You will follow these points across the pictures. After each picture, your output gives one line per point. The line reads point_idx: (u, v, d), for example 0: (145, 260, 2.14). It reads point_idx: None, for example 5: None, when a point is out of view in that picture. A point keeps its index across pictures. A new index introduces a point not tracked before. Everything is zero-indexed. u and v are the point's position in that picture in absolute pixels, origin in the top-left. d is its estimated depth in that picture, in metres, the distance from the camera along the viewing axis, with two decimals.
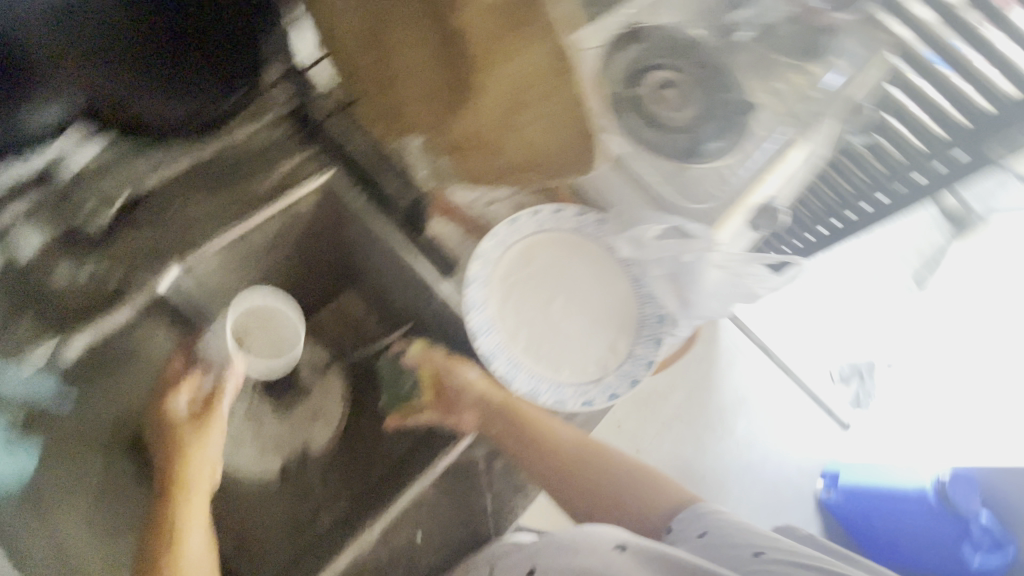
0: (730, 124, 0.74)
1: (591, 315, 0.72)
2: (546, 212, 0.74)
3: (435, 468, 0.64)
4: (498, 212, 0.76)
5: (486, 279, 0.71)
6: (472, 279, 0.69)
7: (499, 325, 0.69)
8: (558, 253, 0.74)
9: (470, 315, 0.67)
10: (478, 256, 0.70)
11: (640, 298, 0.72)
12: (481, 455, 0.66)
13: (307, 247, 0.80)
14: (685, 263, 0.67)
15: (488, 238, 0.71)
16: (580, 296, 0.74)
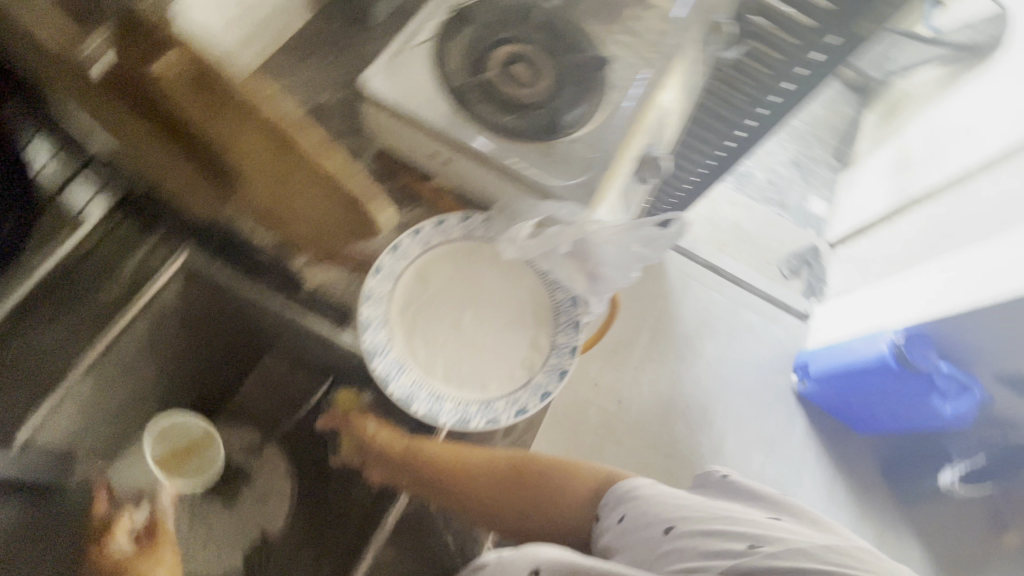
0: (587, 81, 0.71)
1: (502, 320, 0.69)
2: (427, 228, 0.70)
3: None
4: (382, 238, 0.72)
5: (384, 318, 0.66)
6: (368, 324, 0.65)
7: (411, 360, 0.65)
8: (440, 265, 0.70)
9: (375, 362, 0.63)
10: (368, 297, 0.65)
11: (548, 286, 0.70)
12: None
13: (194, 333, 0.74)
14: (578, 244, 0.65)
15: (373, 275, 0.66)
16: (479, 301, 0.70)
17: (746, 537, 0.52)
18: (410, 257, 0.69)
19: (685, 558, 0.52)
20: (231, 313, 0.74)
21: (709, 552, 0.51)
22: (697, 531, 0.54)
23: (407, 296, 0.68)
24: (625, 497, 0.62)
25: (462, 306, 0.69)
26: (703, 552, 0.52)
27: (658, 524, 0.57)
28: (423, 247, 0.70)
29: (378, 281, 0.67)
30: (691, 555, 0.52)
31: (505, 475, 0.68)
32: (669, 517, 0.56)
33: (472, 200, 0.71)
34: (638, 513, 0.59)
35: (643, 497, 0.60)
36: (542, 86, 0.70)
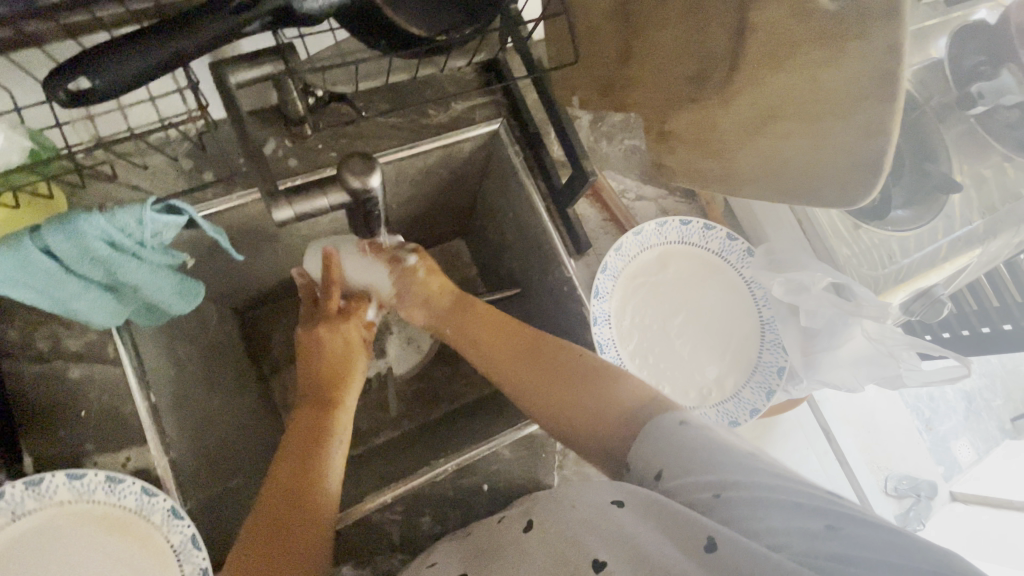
0: (920, 195, 0.70)
1: (705, 342, 0.69)
2: (696, 225, 0.70)
3: (512, 436, 0.64)
4: (647, 209, 0.75)
5: (617, 272, 0.69)
6: (605, 268, 0.68)
7: (617, 321, 0.68)
8: (682, 264, 0.71)
9: (594, 302, 0.66)
10: (619, 247, 0.68)
11: (764, 341, 0.67)
12: None
13: (454, 183, 0.81)
14: (837, 323, 0.63)
15: (633, 233, 0.68)
16: (697, 316, 0.70)
17: (817, 508, 0.39)
18: (671, 239, 0.70)
19: (750, 529, 0.39)
20: (495, 187, 0.81)
21: (786, 526, 0.38)
22: (758, 492, 0.41)
23: (640, 270, 0.70)
24: (661, 434, 0.48)
25: (678, 312, 0.70)
26: (776, 523, 0.38)
27: (703, 488, 0.43)
28: (676, 240, 0.70)
29: (629, 245, 0.69)
30: (754, 527, 0.39)
31: (565, 371, 0.60)
32: (708, 479, 0.43)
33: (761, 228, 0.71)
34: (682, 458, 0.45)
35: (684, 437, 0.47)
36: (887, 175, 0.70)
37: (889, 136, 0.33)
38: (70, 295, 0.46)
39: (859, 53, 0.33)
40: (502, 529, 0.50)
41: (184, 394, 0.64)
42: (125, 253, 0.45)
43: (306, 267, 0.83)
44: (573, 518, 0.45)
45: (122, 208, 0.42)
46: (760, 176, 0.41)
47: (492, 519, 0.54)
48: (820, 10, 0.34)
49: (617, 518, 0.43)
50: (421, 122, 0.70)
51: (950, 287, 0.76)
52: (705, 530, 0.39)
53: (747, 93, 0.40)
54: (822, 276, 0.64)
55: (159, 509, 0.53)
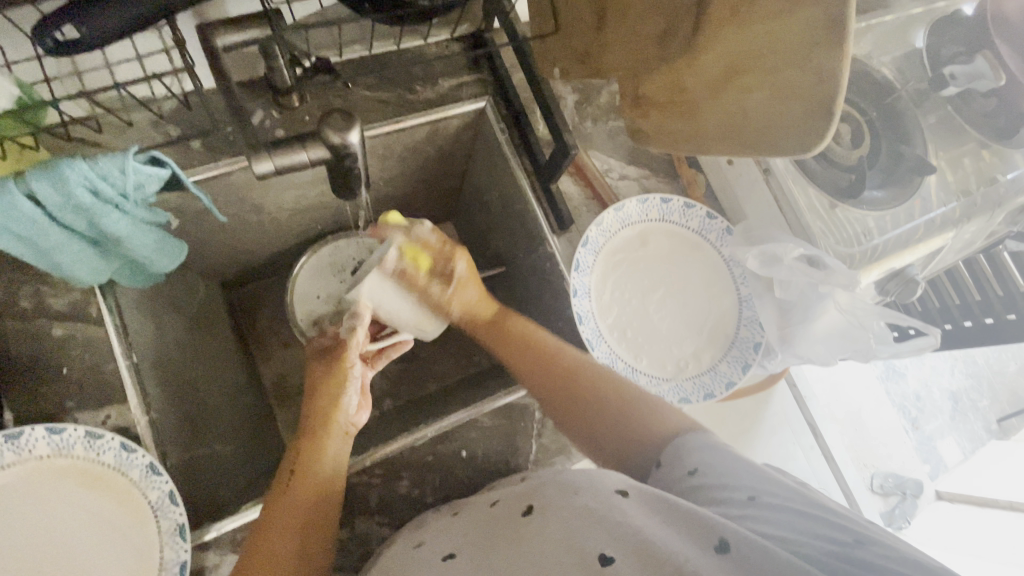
0: (895, 177, 0.72)
1: (683, 318, 0.70)
2: (677, 203, 0.71)
3: (491, 404, 0.65)
4: (630, 188, 0.76)
5: (598, 248, 0.70)
6: (587, 242, 0.69)
7: (597, 296, 0.69)
8: (662, 239, 0.72)
9: (575, 275, 0.67)
10: (600, 222, 0.69)
11: (741, 317, 0.68)
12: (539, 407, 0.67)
13: (442, 161, 0.82)
14: (810, 297, 0.64)
15: (615, 209, 0.69)
16: (676, 292, 0.71)
17: (842, 520, 0.40)
18: (652, 215, 0.72)
19: (775, 528, 0.40)
20: (483, 166, 0.82)
21: (810, 531, 0.39)
22: (786, 503, 0.42)
23: (620, 246, 0.71)
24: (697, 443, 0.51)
25: (656, 288, 0.71)
26: (799, 526, 0.40)
27: (734, 492, 0.45)
28: (655, 217, 0.72)
29: (609, 219, 0.70)
30: (779, 530, 0.40)
31: (587, 411, 0.59)
32: (747, 484, 0.45)
33: (743, 207, 0.73)
34: (719, 465, 0.48)
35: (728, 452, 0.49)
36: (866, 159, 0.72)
37: (836, 86, 0.33)
38: (55, 245, 0.46)
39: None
40: (493, 512, 0.51)
41: (166, 360, 0.64)
42: (109, 204, 0.45)
43: (294, 243, 0.84)
44: (575, 514, 0.44)
45: (104, 157, 0.43)
46: (725, 138, 0.42)
47: (484, 501, 0.54)
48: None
49: (623, 510, 0.44)
50: (409, 97, 0.71)
51: (925, 271, 0.78)
52: (720, 531, 0.39)
53: (710, 51, 0.40)
54: (794, 244, 0.66)
55: (138, 466, 0.54)
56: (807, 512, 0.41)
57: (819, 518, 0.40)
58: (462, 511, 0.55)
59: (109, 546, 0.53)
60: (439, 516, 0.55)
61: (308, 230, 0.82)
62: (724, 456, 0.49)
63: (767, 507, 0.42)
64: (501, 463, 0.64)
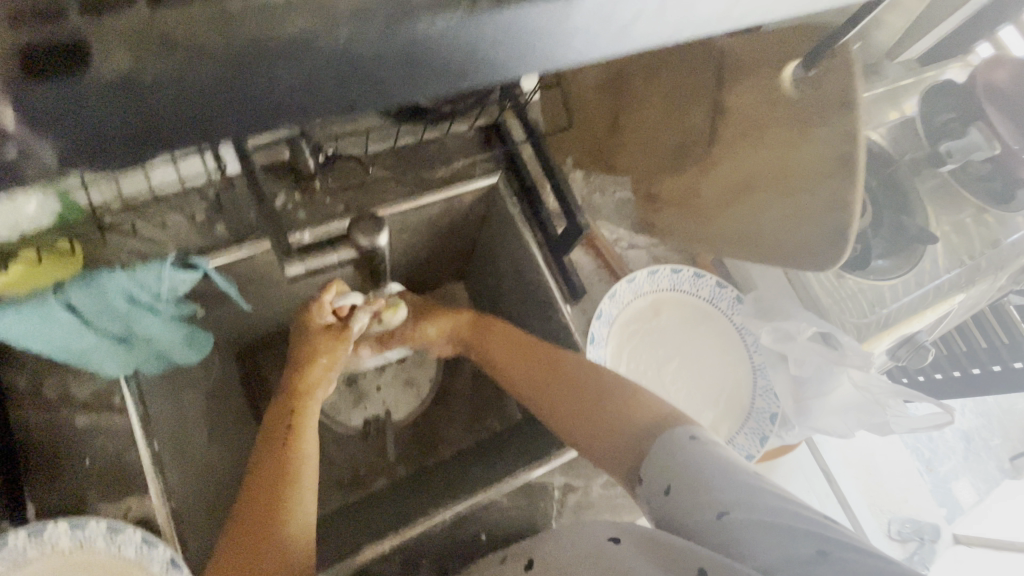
0: (899, 244, 0.74)
1: (698, 387, 0.71)
2: (687, 273, 0.73)
3: (511, 483, 0.64)
4: (639, 257, 0.78)
5: (612, 319, 0.71)
6: (600, 314, 0.70)
7: (612, 367, 0.70)
8: (675, 308, 0.73)
9: (590, 348, 0.68)
10: (613, 294, 0.70)
11: (757, 386, 0.69)
12: (558, 484, 0.66)
13: (454, 231, 0.85)
14: (824, 371, 0.65)
15: (627, 281, 0.71)
16: (691, 361, 0.72)
17: (815, 533, 0.39)
18: (664, 285, 0.73)
19: (746, 550, 0.39)
20: (494, 234, 0.84)
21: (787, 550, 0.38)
22: (758, 516, 0.41)
23: (633, 315, 0.72)
24: (668, 449, 0.50)
25: (671, 358, 0.72)
26: (770, 543, 0.39)
27: (703, 508, 0.43)
28: (667, 287, 0.73)
29: (623, 291, 0.71)
30: (749, 550, 0.39)
31: (572, 390, 0.62)
32: (713, 496, 0.44)
33: (754, 276, 0.74)
34: (686, 475, 0.46)
35: (692, 454, 0.48)
36: (868, 227, 0.74)
37: (849, 209, 0.39)
38: (87, 345, 0.47)
39: (824, 134, 0.39)
40: (502, 569, 0.50)
41: (185, 442, 0.65)
42: (142, 308, 0.47)
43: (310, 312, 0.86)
44: (579, 556, 0.45)
45: (140, 265, 0.45)
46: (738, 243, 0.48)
47: (497, 559, 0.54)
48: (789, 99, 0.41)
49: (614, 552, 0.43)
50: (424, 176, 0.74)
51: (934, 332, 0.79)
52: (696, 561, 0.40)
53: (729, 162, 0.45)
54: (805, 324, 0.67)
55: (159, 560, 0.53)
56: (774, 523, 0.40)
57: (787, 532, 0.39)
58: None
59: None
60: None
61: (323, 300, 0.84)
62: (686, 462, 0.47)
63: (735, 519, 0.41)
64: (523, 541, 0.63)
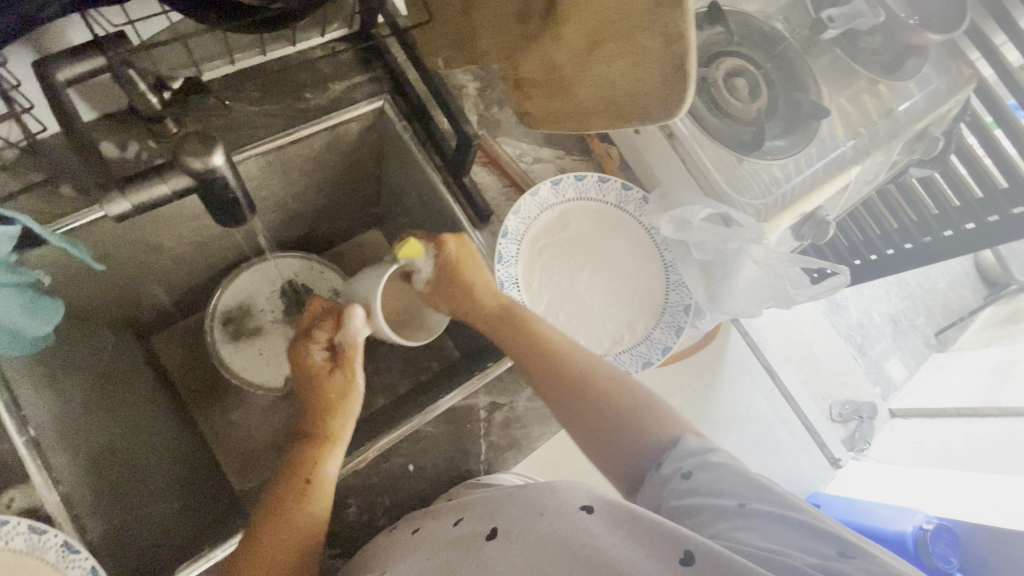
0: (795, 123, 0.73)
1: (615, 293, 0.70)
2: (591, 179, 0.71)
3: (434, 411, 0.63)
4: (545, 170, 0.75)
5: (520, 236, 0.69)
6: (507, 232, 0.68)
7: (526, 284, 0.68)
8: (585, 216, 0.71)
9: (499, 266, 0.66)
10: (517, 210, 0.68)
11: (669, 283, 0.69)
12: (483, 405, 0.66)
13: (351, 168, 0.79)
14: (725, 254, 0.65)
15: (530, 195, 0.68)
16: (605, 267, 0.71)
17: (834, 534, 0.40)
18: (569, 194, 0.71)
19: (761, 537, 0.41)
20: (394, 167, 0.79)
21: (795, 541, 0.40)
22: (777, 513, 0.42)
23: (541, 228, 0.70)
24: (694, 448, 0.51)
25: (586, 267, 0.71)
26: (785, 536, 0.41)
27: (727, 495, 0.45)
28: (573, 196, 0.71)
29: (527, 203, 0.69)
30: (765, 539, 0.41)
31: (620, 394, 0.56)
32: (744, 489, 0.45)
33: (658, 173, 0.73)
34: (714, 471, 0.47)
35: (718, 456, 0.49)
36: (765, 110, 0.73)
37: (684, 43, 0.32)
38: None
39: None
40: (453, 531, 0.48)
41: (73, 427, 0.59)
42: None
43: (208, 275, 0.80)
44: (539, 536, 0.43)
45: None
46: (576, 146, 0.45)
47: (444, 510, 0.53)
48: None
49: (588, 529, 0.43)
50: (298, 107, 0.67)
51: (836, 209, 0.81)
52: (684, 543, 0.40)
53: (571, 23, 0.39)
54: (696, 206, 0.66)
55: (54, 546, 0.49)
56: (793, 524, 0.41)
57: (802, 529, 0.41)
58: (408, 523, 0.55)
59: None
60: (397, 534, 0.53)
61: (218, 259, 0.78)
62: (726, 462, 0.48)
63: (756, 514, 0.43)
64: (452, 464, 0.63)
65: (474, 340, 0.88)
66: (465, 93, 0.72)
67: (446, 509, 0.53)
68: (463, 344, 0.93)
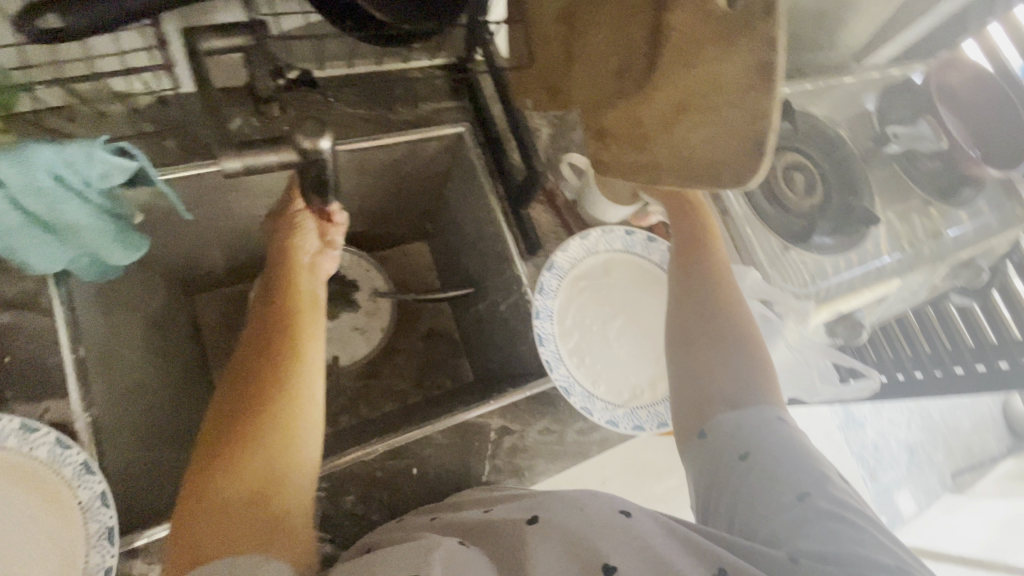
0: (845, 225, 0.76)
1: (643, 347, 0.72)
2: (640, 236, 0.74)
3: (446, 421, 0.65)
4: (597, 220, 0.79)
5: (563, 273, 0.72)
6: (553, 267, 0.71)
7: (560, 320, 0.70)
8: (628, 269, 0.74)
9: (539, 296, 0.69)
10: (565, 249, 0.71)
11: None
12: (495, 427, 0.67)
13: (418, 180, 0.85)
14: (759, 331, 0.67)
15: (580, 238, 0.72)
16: (638, 322, 0.73)
17: (885, 543, 0.41)
18: (617, 245, 0.74)
19: (812, 538, 0.41)
20: (457, 188, 0.85)
21: (848, 546, 0.40)
22: (832, 509, 0.43)
23: (586, 271, 0.73)
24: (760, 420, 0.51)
25: (620, 317, 0.73)
26: (830, 535, 0.41)
27: (784, 486, 0.46)
28: (620, 248, 0.74)
29: (576, 245, 0.72)
30: (818, 538, 0.41)
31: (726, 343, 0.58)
32: (795, 478, 0.46)
33: None
34: (771, 447, 0.48)
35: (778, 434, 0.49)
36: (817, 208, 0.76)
37: (768, 122, 0.35)
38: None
39: (748, 45, 0.35)
40: (482, 516, 0.48)
41: (115, 358, 0.63)
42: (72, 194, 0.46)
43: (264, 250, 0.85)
44: (579, 527, 0.42)
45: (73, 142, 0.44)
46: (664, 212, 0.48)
47: (450, 504, 0.56)
48: (718, 10, 0.37)
49: (632, 526, 0.43)
50: (388, 116, 0.73)
51: (872, 315, 0.82)
52: (718, 560, 0.41)
53: (663, 88, 0.43)
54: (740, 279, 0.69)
55: (73, 462, 0.52)
56: (840, 524, 0.42)
57: (846, 530, 0.41)
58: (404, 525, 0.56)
59: (31, 548, 0.50)
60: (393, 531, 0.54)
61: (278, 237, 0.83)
62: (776, 444, 0.48)
63: (815, 506, 0.43)
64: (452, 478, 0.64)
65: (493, 367, 0.89)
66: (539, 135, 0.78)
67: (453, 505, 0.55)
68: (481, 368, 0.94)
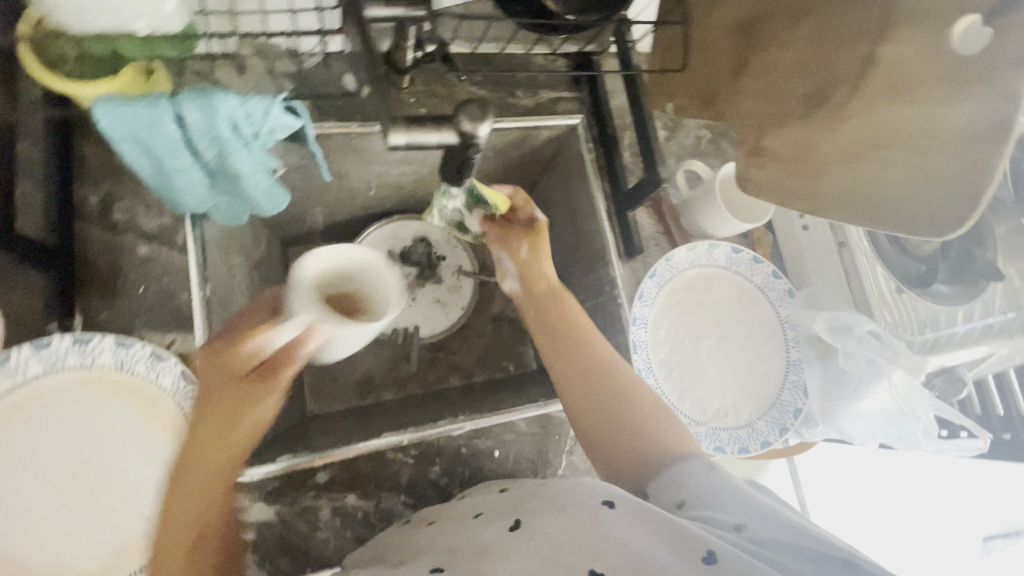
0: (965, 277, 0.74)
1: (731, 369, 0.71)
2: (746, 256, 0.73)
3: (526, 411, 0.65)
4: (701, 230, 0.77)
5: (663, 281, 0.71)
6: (653, 273, 0.70)
7: (652, 329, 0.70)
8: (729, 287, 0.73)
9: (636, 303, 0.69)
10: (670, 257, 0.71)
11: (786, 380, 0.70)
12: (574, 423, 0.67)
13: (522, 165, 0.85)
14: (867, 373, 0.66)
15: (685, 248, 0.71)
16: (731, 341, 0.72)
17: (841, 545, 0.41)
18: (720, 262, 0.73)
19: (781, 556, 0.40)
20: (557, 177, 0.84)
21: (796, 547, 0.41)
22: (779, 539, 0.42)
23: (682, 282, 0.72)
24: (696, 479, 0.49)
25: (712, 334, 0.73)
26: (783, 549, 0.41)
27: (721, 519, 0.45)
28: (720, 264, 0.73)
29: (681, 256, 0.72)
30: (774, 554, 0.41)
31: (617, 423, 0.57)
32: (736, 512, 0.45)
33: (811, 271, 0.74)
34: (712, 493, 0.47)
35: (701, 476, 0.49)
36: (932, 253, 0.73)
37: (988, 175, 0.35)
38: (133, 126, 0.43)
39: (978, 95, 0.36)
40: (471, 532, 0.48)
41: (231, 298, 0.66)
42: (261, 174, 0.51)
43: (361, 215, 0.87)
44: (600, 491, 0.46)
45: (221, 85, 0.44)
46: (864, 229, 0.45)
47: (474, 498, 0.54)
48: (950, 55, 0.38)
49: (610, 523, 0.43)
50: (510, 100, 0.74)
51: (970, 372, 0.78)
52: (705, 544, 0.40)
53: (852, 124, 0.44)
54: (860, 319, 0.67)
55: (193, 395, 0.55)
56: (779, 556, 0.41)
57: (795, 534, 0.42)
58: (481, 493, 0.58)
59: (149, 465, 0.55)
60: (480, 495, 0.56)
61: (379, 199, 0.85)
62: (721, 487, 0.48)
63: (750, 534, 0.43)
64: (530, 459, 0.65)
65: None
66: (663, 137, 0.76)
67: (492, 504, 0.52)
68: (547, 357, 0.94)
